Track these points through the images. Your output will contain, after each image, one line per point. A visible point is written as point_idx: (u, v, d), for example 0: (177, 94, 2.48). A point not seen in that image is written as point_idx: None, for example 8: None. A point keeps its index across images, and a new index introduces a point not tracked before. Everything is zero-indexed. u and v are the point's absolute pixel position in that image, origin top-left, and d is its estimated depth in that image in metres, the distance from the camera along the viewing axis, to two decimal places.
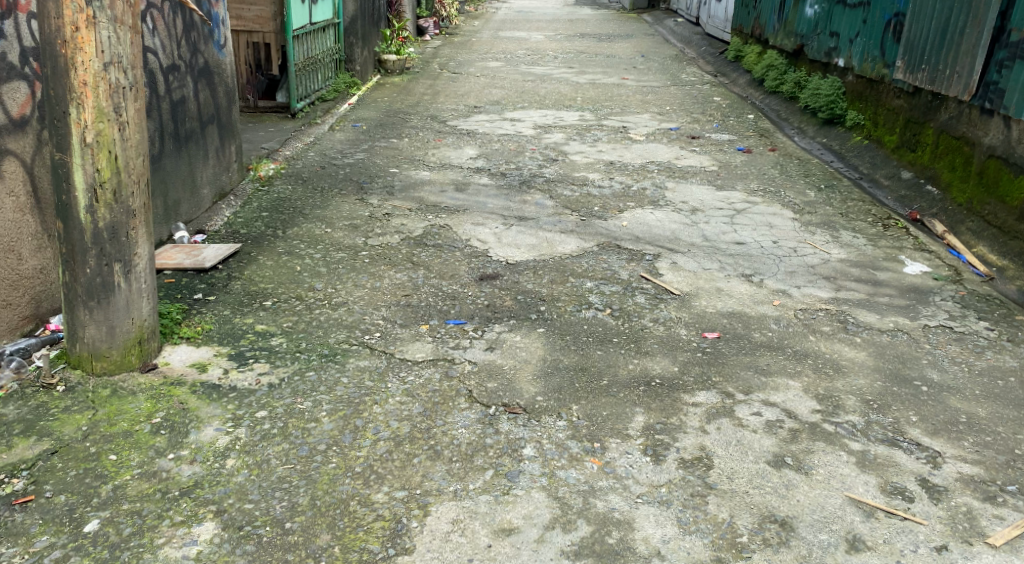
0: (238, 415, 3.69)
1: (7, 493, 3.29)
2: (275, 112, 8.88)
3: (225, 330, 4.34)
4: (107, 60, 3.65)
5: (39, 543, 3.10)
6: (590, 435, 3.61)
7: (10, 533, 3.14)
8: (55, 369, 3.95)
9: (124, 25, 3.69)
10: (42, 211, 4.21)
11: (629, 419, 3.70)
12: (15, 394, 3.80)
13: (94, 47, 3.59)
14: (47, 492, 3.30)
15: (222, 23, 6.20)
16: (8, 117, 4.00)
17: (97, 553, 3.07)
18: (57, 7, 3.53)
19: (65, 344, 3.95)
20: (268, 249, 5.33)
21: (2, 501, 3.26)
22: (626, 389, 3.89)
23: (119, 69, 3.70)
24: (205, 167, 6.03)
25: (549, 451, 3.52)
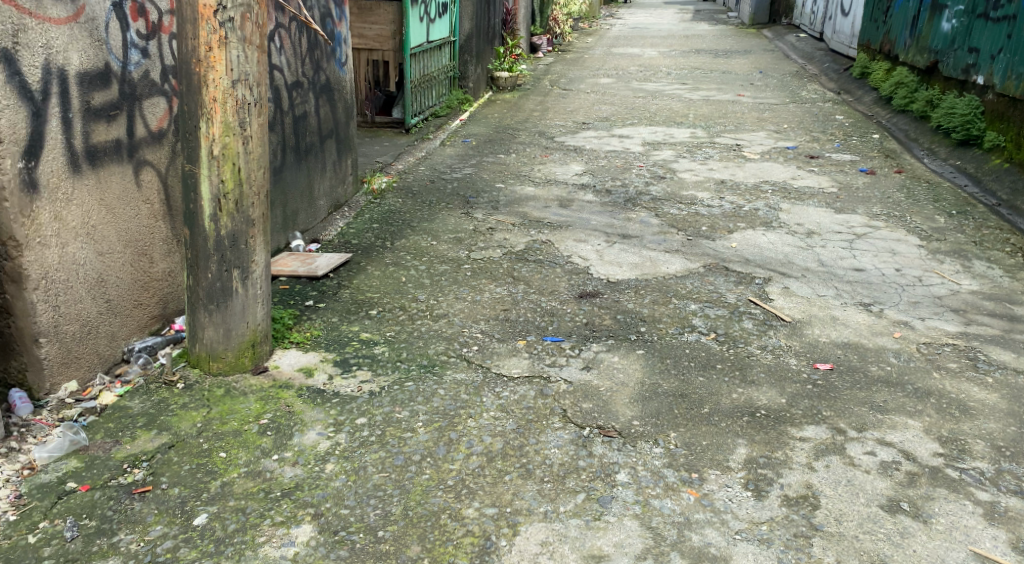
0: (339, 421, 3.66)
1: (127, 482, 3.32)
2: (391, 128, 9.02)
3: (332, 337, 4.35)
4: (236, 78, 3.70)
5: (153, 532, 3.11)
6: (688, 465, 3.43)
7: (128, 520, 3.15)
8: (176, 367, 4.04)
9: (252, 45, 3.73)
10: (173, 219, 4.27)
11: (730, 451, 3.51)
12: (141, 389, 3.89)
13: (224, 66, 3.65)
14: (164, 483, 3.32)
15: (345, 42, 6.27)
16: (147, 130, 4.09)
17: (204, 546, 3.05)
18: (193, 28, 3.60)
19: (187, 343, 4.03)
20: (375, 260, 5.34)
21: (123, 490, 3.29)
22: (728, 418, 3.70)
23: (246, 86, 3.74)
24: (322, 178, 6.11)
25: (643, 478, 3.36)
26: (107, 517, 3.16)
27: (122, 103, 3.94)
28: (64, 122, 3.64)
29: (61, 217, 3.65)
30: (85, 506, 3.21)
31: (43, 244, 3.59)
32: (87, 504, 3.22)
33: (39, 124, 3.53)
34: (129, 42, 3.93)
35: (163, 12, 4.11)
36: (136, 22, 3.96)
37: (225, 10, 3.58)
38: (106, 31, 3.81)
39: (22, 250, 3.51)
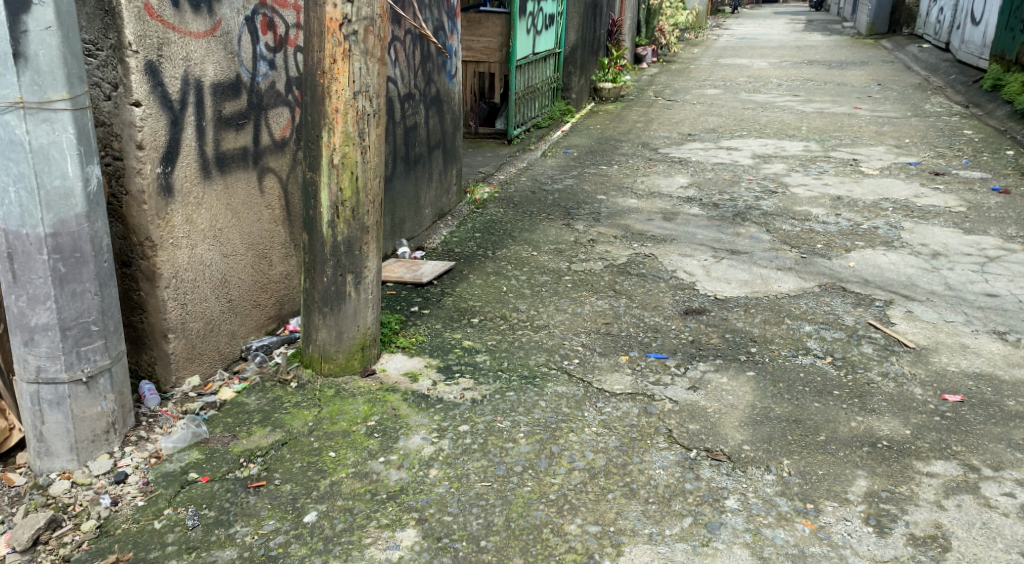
0: (442, 427, 3.71)
1: (243, 476, 3.43)
2: (494, 138, 9.13)
3: (435, 343, 4.41)
4: (357, 89, 3.79)
5: (267, 526, 3.20)
6: (803, 495, 3.35)
7: (243, 513, 3.25)
8: (290, 366, 4.15)
9: (373, 57, 3.82)
10: (291, 224, 4.41)
11: (849, 482, 3.41)
12: (256, 386, 4.03)
13: (347, 78, 3.75)
14: (277, 479, 3.42)
15: (455, 54, 6.37)
16: (272, 139, 4.24)
17: (313, 544, 3.13)
18: (320, 41, 3.72)
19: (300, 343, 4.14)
20: (477, 268, 5.39)
21: (239, 483, 3.39)
22: (847, 448, 3.59)
23: (366, 97, 3.83)
24: (428, 188, 6.21)
25: (755, 506, 3.29)
26: (225, 508, 3.27)
27: (250, 112, 4.09)
28: (198, 130, 3.80)
29: (191, 220, 3.82)
30: (205, 497, 3.33)
31: (175, 245, 3.75)
32: (207, 495, 3.33)
33: (176, 131, 3.69)
34: (259, 55, 4.08)
35: (290, 25, 4.25)
36: (266, 35, 4.11)
37: (350, 24, 3.69)
38: (238, 45, 3.96)
39: (157, 250, 3.67)
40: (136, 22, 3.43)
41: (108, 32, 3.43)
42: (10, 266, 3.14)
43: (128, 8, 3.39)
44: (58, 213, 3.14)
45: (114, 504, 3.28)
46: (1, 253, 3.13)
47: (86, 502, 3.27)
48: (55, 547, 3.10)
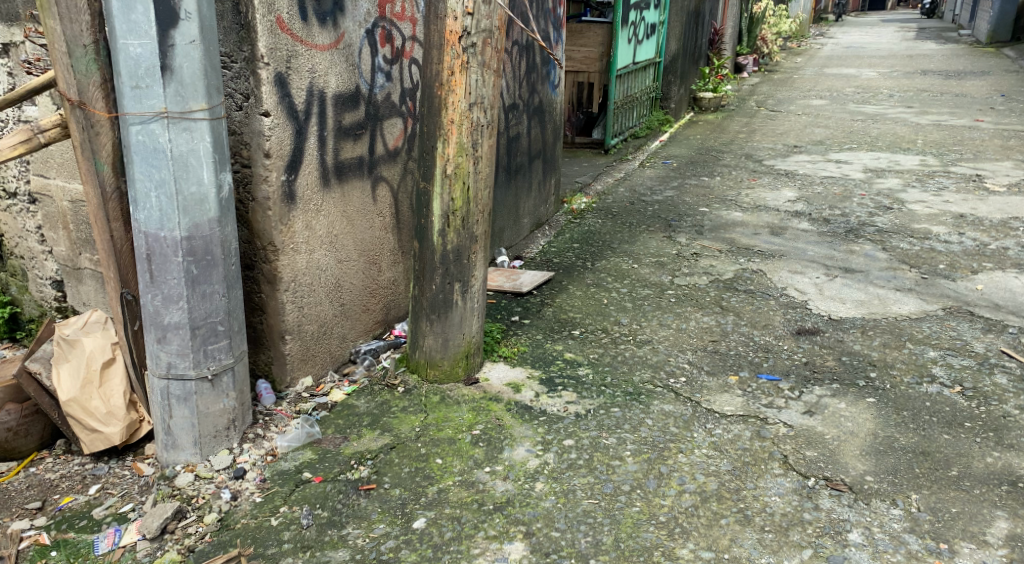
0: (547, 440, 3.73)
1: (354, 478, 3.51)
2: (590, 148, 9.11)
3: (537, 353, 4.44)
4: (473, 101, 3.83)
5: (377, 530, 3.27)
6: (935, 534, 3.24)
7: (355, 515, 3.34)
8: (398, 370, 4.24)
9: (490, 69, 3.85)
10: (400, 231, 4.50)
11: (987, 523, 3.29)
12: (365, 388, 4.13)
13: (464, 90, 3.80)
14: (386, 483, 3.49)
15: (560, 64, 6.39)
16: (386, 148, 4.33)
17: (422, 550, 3.19)
18: (439, 54, 3.78)
19: (408, 347, 4.21)
20: (577, 279, 5.40)
21: (351, 485, 3.48)
22: (983, 485, 3.47)
23: (481, 109, 3.86)
24: (528, 198, 6.25)
25: (881, 542, 3.21)
26: (337, 509, 3.36)
27: (367, 122, 4.19)
28: (320, 139, 3.92)
29: (311, 226, 3.94)
30: (319, 497, 3.42)
31: (294, 250, 3.87)
32: (320, 495, 3.43)
33: (300, 141, 3.82)
34: (377, 66, 4.18)
35: (406, 37, 4.34)
36: (384, 48, 4.20)
37: (469, 37, 3.74)
38: (359, 56, 4.06)
39: (279, 255, 3.81)
40: (268, 35, 3.56)
41: (242, 45, 3.58)
42: (148, 267, 3.30)
43: (262, 22, 3.53)
44: (193, 218, 3.28)
45: (234, 499, 3.41)
46: (141, 253, 3.30)
47: (207, 495, 3.42)
48: (181, 537, 3.24)
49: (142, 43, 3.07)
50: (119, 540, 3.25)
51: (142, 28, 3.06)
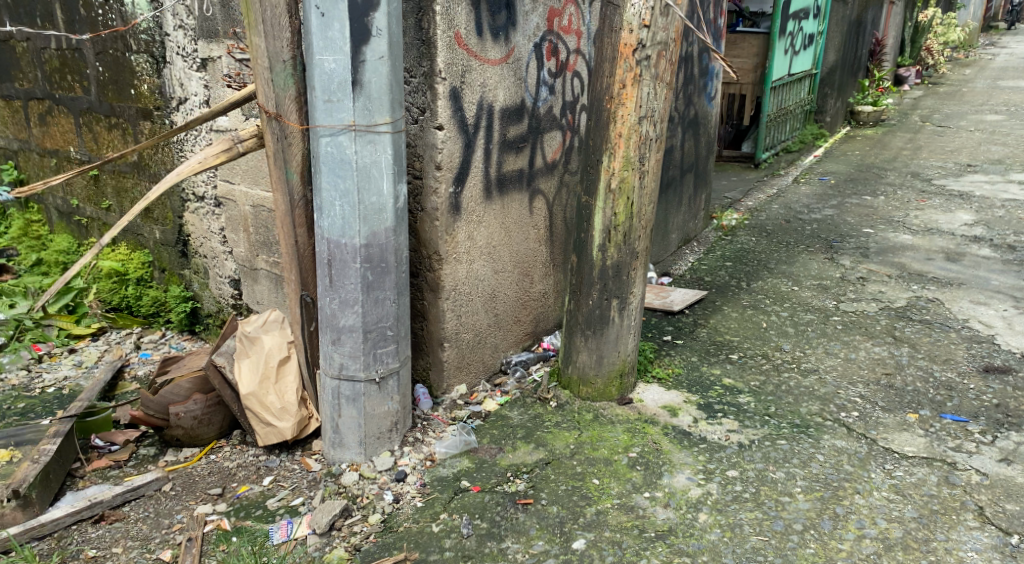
0: (709, 469, 3.63)
1: (511, 491, 3.55)
2: (738, 161, 8.84)
3: (693, 377, 4.32)
4: (643, 114, 3.77)
5: (536, 546, 3.30)
6: None
7: (514, 529, 3.38)
8: (550, 386, 4.19)
9: (662, 81, 3.78)
10: (552, 243, 4.45)
11: None
12: (518, 400, 4.13)
13: (634, 103, 3.74)
14: (543, 499, 3.50)
15: (717, 76, 6.18)
16: (544, 160, 4.27)
17: None
18: (611, 66, 3.74)
19: (560, 362, 4.17)
20: (731, 300, 5.23)
21: (508, 498, 3.52)
22: None
23: (650, 122, 3.80)
24: (677, 212, 6.11)
25: None
26: (496, 521, 3.41)
27: (529, 136, 4.15)
28: (485, 152, 3.93)
29: (472, 236, 3.97)
30: (477, 507, 3.48)
31: (456, 260, 3.92)
32: (479, 505, 3.48)
33: (468, 154, 3.85)
34: (542, 79, 4.13)
35: (572, 50, 4.27)
36: (550, 61, 4.15)
37: (643, 49, 3.67)
38: (526, 70, 4.04)
39: (442, 264, 3.87)
40: (446, 51, 3.63)
41: (421, 61, 3.66)
42: (328, 271, 3.45)
43: (441, 37, 3.60)
44: (372, 226, 3.40)
45: (396, 501, 3.53)
46: (323, 258, 3.46)
47: (372, 495, 3.55)
48: (347, 535, 3.40)
49: (337, 59, 3.23)
50: (292, 532, 3.43)
51: (337, 44, 3.21)
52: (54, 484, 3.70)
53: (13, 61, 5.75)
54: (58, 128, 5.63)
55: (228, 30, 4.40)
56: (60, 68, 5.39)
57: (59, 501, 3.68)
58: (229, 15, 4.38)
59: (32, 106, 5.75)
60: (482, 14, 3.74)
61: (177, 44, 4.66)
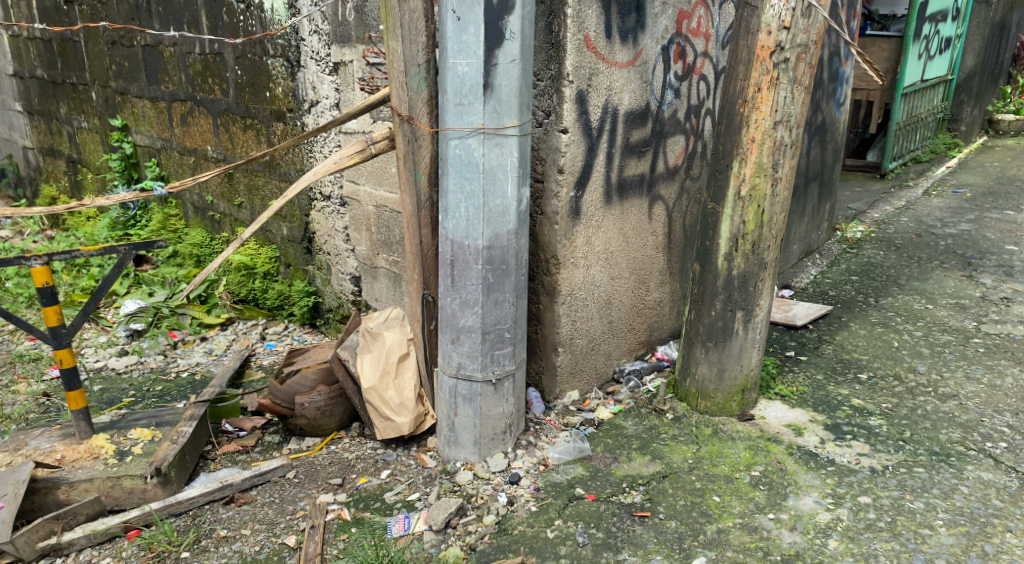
0: (839, 494, 3.51)
1: (628, 503, 3.49)
2: (864, 171, 8.47)
3: (819, 396, 4.15)
4: (778, 119, 3.64)
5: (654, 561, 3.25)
6: None
7: (630, 541, 3.32)
8: (666, 397, 4.08)
9: (801, 85, 3.64)
10: (671, 250, 4.33)
11: None
12: (632, 410, 4.04)
13: (770, 107, 3.61)
14: (661, 513, 3.44)
15: (847, 81, 5.82)
16: (666, 165, 4.16)
17: None
18: (746, 69, 3.62)
19: (677, 375, 4.07)
20: (859, 316, 5.00)
21: (625, 509, 3.46)
22: None
23: (786, 127, 3.66)
24: (799, 223, 5.84)
25: None
26: (612, 532, 3.36)
27: (652, 140, 4.06)
28: (608, 156, 3.87)
29: (591, 241, 3.91)
30: (593, 516, 3.44)
31: (574, 264, 3.87)
32: (595, 514, 3.44)
33: (590, 157, 3.79)
34: (668, 83, 4.03)
35: (699, 53, 4.14)
36: (676, 64, 4.04)
37: (782, 52, 3.55)
38: (652, 73, 3.96)
39: (559, 268, 3.82)
40: (575, 54, 3.59)
41: (549, 64, 3.63)
42: (450, 271, 3.47)
43: (571, 40, 3.56)
44: (495, 228, 3.39)
45: (510, 504, 3.51)
46: (445, 259, 3.47)
47: (486, 496, 3.54)
48: (462, 534, 3.40)
49: (470, 62, 3.24)
50: (410, 527, 3.47)
51: (471, 48, 3.22)
52: (190, 465, 3.90)
53: (160, 65, 6.03)
54: (197, 128, 5.87)
55: (360, 39, 4.48)
56: (202, 71, 5.61)
57: (193, 481, 3.89)
58: (363, 24, 4.45)
59: (175, 107, 6.02)
60: (612, 17, 3.69)
61: (312, 48, 4.78)
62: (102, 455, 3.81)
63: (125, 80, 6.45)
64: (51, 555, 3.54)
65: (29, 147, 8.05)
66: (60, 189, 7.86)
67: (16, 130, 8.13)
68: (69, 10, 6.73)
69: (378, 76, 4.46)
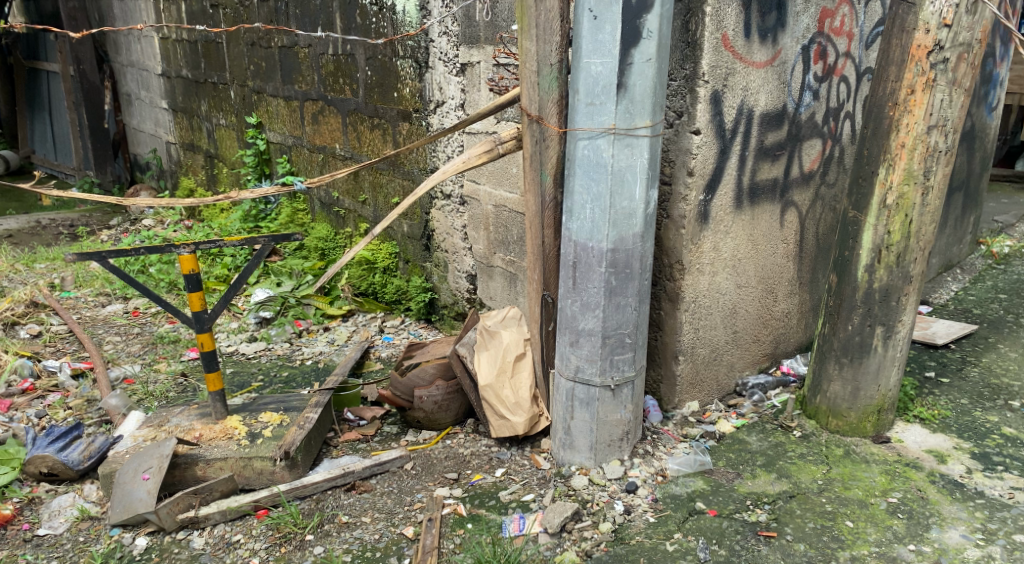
0: (989, 529, 3.28)
1: (752, 521, 3.35)
2: (1011, 181, 7.95)
3: (964, 422, 3.90)
4: (933, 123, 3.44)
5: None
6: None
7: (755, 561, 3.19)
8: (793, 413, 3.93)
9: (961, 87, 3.44)
10: (801, 259, 4.15)
11: None
12: (756, 425, 3.89)
13: (924, 110, 3.41)
14: (788, 534, 3.29)
15: (1001, 84, 5.46)
16: (800, 170, 3.99)
17: None
18: (899, 70, 3.43)
19: (805, 391, 3.91)
20: (1009, 338, 4.68)
21: (749, 528, 3.32)
22: None
23: (942, 132, 3.46)
24: (941, 235, 5.53)
25: None
26: (735, 550, 3.23)
27: (787, 143, 3.90)
28: (740, 159, 3.73)
29: (718, 247, 3.78)
30: (715, 532, 3.32)
31: (699, 270, 3.75)
32: (716, 530, 3.32)
33: (722, 160, 3.67)
34: (807, 84, 3.87)
35: (840, 54, 3.95)
36: (817, 64, 3.87)
37: (941, 52, 3.36)
38: (791, 74, 3.80)
39: (684, 274, 3.71)
40: (711, 52, 3.48)
41: (684, 63, 3.52)
42: (572, 273, 3.42)
43: (709, 39, 3.45)
44: (620, 230, 3.31)
45: (627, 513, 3.43)
46: (568, 260, 3.42)
47: (602, 503, 3.48)
48: (577, 539, 3.33)
49: (604, 62, 3.18)
50: (524, 527, 3.43)
51: (606, 47, 3.16)
52: (315, 451, 4.10)
53: (295, 65, 6.21)
54: (327, 127, 6.01)
55: (490, 42, 4.44)
56: (334, 71, 5.74)
57: (317, 466, 4.07)
58: (493, 30, 4.42)
59: (307, 106, 6.18)
60: (752, 15, 3.56)
61: (441, 50, 4.80)
62: (236, 435, 4.02)
63: (262, 80, 6.67)
64: (189, 527, 3.69)
65: (171, 142, 8.43)
66: (198, 182, 8.19)
67: (161, 127, 8.52)
68: (214, 13, 7.04)
69: (508, 78, 4.41)
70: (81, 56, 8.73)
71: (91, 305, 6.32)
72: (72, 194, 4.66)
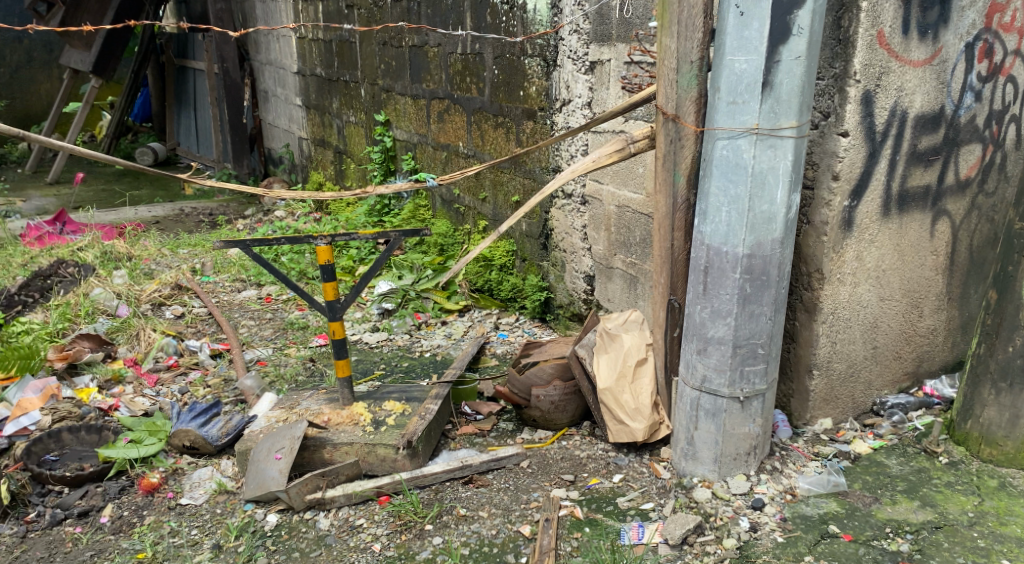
0: None
1: (893, 550, 3.17)
2: None
3: None
4: None
5: None
6: None
7: None
8: (939, 437, 3.70)
9: None
10: (952, 273, 3.90)
11: None
12: (896, 448, 3.69)
13: None
14: None
15: None
16: (956, 177, 3.74)
17: None
18: None
19: (953, 416, 3.68)
20: None
21: (889, 557, 3.15)
22: None
23: None
24: None
25: None
26: None
27: (943, 148, 3.67)
28: (891, 163, 3.53)
29: (861, 257, 3.58)
30: (850, 558, 3.16)
31: (840, 280, 3.56)
32: (852, 557, 3.15)
33: (871, 164, 3.47)
34: (968, 84, 3.62)
35: (1010, 51, 3.65)
36: (981, 63, 3.61)
37: None
38: (952, 73, 3.57)
39: (824, 284, 3.53)
40: (865, 50, 3.30)
41: (834, 61, 3.36)
42: (703, 279, 3.31)
43: (863, 36, 3.28)
44: (758, 235, 3.18)
45: (753, 530, 3.30)
46: (699, 265, 3.32)
47: (726, 518, 3.36)
48: (699, 554, 3.24)
49: (750, 59, 3.05)
50: (643, 536, 3.34)
51: (752, 44, 3.04)
52: (435, 440, 4.24)
53: (424, 64, 6.25)
54: (453, 125, 6.02)
55: (624, 40, 4.29)
56: (462, 70, 5.75)
57: (437, 456, 4.21)
58: (627, 28, 4.26)
59: (433, 104, 6.22)
60: (911, 11, 3.36)
61: (570, 48, 4.70)
62: (361, 421, 4.22)
63: (391, 78, 6.75)
64: (316, 507, 3.83)
65: (303, 138, 8.65)
66: (327, 176, 8.38)
67: (295, 123, 8.76)
68: (349, 13, 7.21)
69: (643, 77, 4.21)
70: (225, 55, 9.13)
71: (228, 290, 6.55)
72: (218, 182, 4.97)
